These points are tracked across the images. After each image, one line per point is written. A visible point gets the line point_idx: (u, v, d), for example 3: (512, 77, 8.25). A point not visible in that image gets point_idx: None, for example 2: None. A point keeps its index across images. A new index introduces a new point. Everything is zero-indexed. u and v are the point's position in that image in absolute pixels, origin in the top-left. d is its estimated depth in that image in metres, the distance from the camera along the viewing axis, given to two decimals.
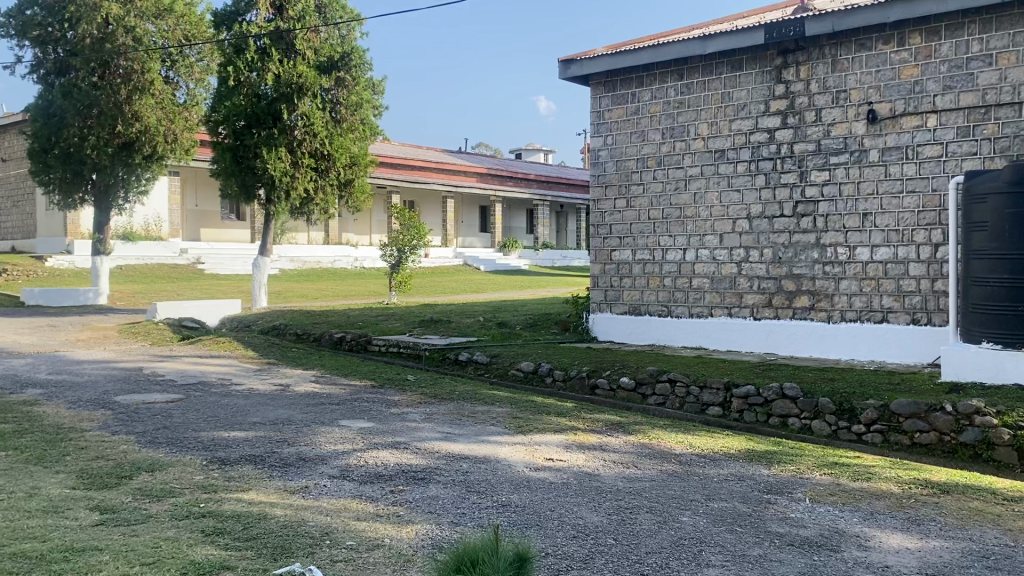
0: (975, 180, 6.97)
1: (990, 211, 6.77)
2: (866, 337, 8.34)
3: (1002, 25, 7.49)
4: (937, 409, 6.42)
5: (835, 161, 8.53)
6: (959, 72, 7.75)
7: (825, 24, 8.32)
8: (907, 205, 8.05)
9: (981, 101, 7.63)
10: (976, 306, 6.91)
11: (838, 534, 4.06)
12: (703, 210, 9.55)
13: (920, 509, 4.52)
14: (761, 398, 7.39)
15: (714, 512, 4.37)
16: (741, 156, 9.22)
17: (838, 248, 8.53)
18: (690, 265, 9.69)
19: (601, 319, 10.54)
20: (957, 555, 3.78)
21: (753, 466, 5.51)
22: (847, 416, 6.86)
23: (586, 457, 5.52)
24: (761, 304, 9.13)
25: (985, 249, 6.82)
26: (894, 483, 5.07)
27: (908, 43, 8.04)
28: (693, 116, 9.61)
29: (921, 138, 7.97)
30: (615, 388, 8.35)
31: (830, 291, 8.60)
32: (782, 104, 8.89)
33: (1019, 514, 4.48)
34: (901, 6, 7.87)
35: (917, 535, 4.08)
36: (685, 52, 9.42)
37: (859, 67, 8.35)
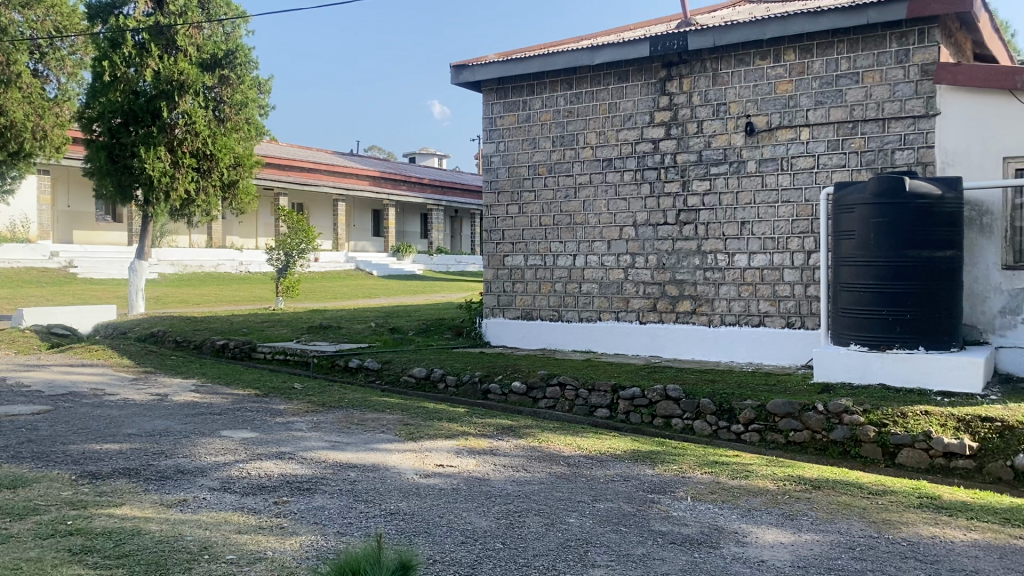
0: (843, 191, 7.34)
1: (858, 220, 7.14)
2: (744, 340, 8.67)
3: (868, 45, 7.96)
4: (809, 408, 6.74)
5: (716, 172, 8.85)
6: (829, 89, 8.19)
7: (707, 39, 8.62)
8: (782, 214, 8.44)
9: (849, 116, 8.08)
10: (845, 311, 7.30)
11: (717, 531, 4.20)
12: (592, 217, 9.73)
13: (793, 505, 4.73)
14: (646, 399, 7.59)
15: (600, 513, 4.45)
16: (627, 165, 9.44)
17: (718, 255, 8.86)
18: (580, 271, 9.85)
19: (491, 323, 10.58)
20: (827, 548, 3.98)
21: (638, 466, 5.64)
22: (726, 416, 7.12)
23: (476, 462, 5.52)
24: (646, 309, 9.38)
25: (852, 257, 7.21)
26: (770, 480, 5.29)
27: (784, 59, 8.43)
28: (582, 125, 9.78)
29: (795, 150, 8.37)
30: (505, 393, 8.39)
31: (711, 296, 8.92)
32: (666, 115, 9.17)
33: (882, 507, 4.75)
34: (777, 24, 8.24)
35: (790, 529, 4.27)
36: (574, 63, 9.55)
37: (738, 81, 8.71)
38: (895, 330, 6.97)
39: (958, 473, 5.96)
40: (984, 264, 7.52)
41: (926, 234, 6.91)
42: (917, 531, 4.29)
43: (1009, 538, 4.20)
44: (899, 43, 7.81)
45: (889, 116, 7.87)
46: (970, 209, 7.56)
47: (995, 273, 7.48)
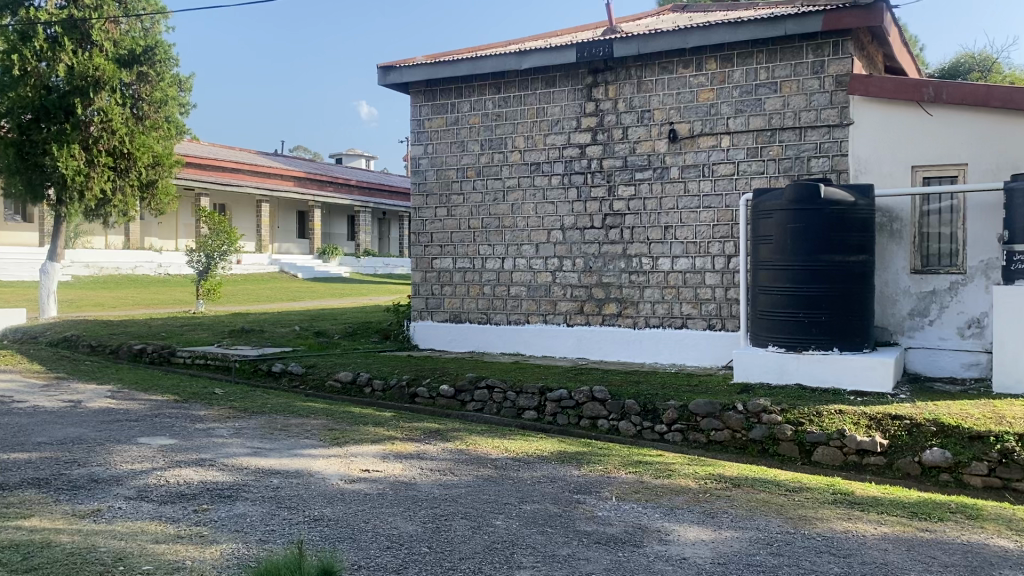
0: (762, 197, 7.55)
1: (775, 226, 7.36)
2: (668, 342, 8.84)
3: (785, 57, 8.22)
4: (730, 408, 6.92)
5: (641, 177, 9.01)
6: (749, 97, 8.42)
7: (631, 47, 8.76)
8: (704, 218, 8.64)
9: (767, 125, 8.32)
10: (764, 313, 7.51)
11: (640, 530, 4.28)
12: (520, 221, 9.79)
13: (714, 503, 4.84)
14: (572, 401, 7.67)
15: (526, 515, 4.48)
16: (555, 169, 9.53)
17: (643, 259, 9.01)
18: (508, 274, 9.89)
19: (418, 326, 10.53)
20: (746, 544, 4.09)
21: (564, 468, 5.69)
22: (650, 417, 7.25)
23: (403, 466, 5.49)
24: (573, 312, 9.48)
25: (770, 261, 7.42)
26: (692, 479, 5.40)
27: (706, 68, 8.64)
28: (510, 129, 9.83)
29: (716, 157, 8.58)
30: (433, 396, 8.36)
31: (636, 298, 9.06)
32: (592, 121, 9.28)
33: (799, 503, 4.91)
34: (699, 34, 8.43)
35: (710, 527, 4.37)
36: (502, 67, 9.58)
37: (662, 89, 8.89)
38: (810, 332, 7.22)
39: (870, 469, 6.19)
40: (894, 268, 7.84)
41: (840, 239, 7.17)
42: (831, 526, 4.44)
43: (915, 530, 4.39)
44: (815, 55, 8.07)
45: (806, 125, 8.13)
46: (882, 216, 7.88)
47: (904, 277, 7.80)
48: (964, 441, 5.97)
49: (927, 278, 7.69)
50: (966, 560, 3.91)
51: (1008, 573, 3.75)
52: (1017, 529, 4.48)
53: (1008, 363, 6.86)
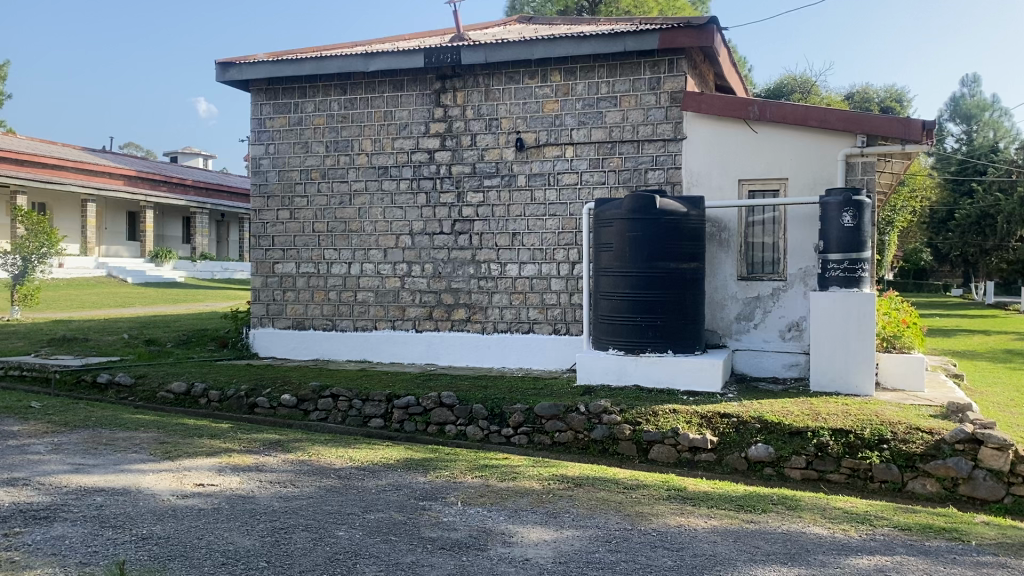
0: (603, 206, 7.79)
1: (616, 234, 7.61)
2: (515, 347, 8.98)
3: (624, 72, 8.56)
4: (573, 409, 7.11)
5: (488, 184, 9.11)
6: (591, 110, 8.70)
7: (478, 55, 8.83)
8: (549, 226, 8.85)
9: (608, 137, 8.63)
10: (605, 318, 7.76)
11: (485, 534, 4.31)
12: (366, 225, 9.65)
13: (557, 503, 4.96)
14: (420, 407, 7.63)
15: (369, 524, 4.42)
16: (403, 173, 9.48)
17: (491, 264, 9.11)
18: (355, 280, 9.72)
19: (259, 334, 10.15)
20: (586, 542, 4.21)
21: (410, 474, 5.66)
22: (497, 421, 7.34)
23: (240, 480, 5.29)
24: (422, 317, 9.44)
25: (611, 267, 7.68)
26: (536, 481, 5.51)
27: (550, 79, 8.86)
28: (357, 131, 9.69)
29: (561, 166, 8.81)
30: (274, 406, 8.10)
31: (484, 304, 9.15)
32: (440, 126, 9.30)
33: (636, 500, 5.11)
34: (544, 46, 8.60)
35: (553, 527, 4.47)
36: (347, 68, 9.39)
37: (509, 98, 9.04)
38: (649, 335, 7.55)
39: (702, 465, 6.53)
40: (723, 275, 8.31)
41: (675, 248, 7.52)
42: (666, 521, 4.65)
43: (741, 522, 4.67)
44: (652, 71, 8.45)
45: (644, 138, 8.50)
46: (712, 225, 8.33)
47: (732, 284, 8.28)
48: (785, 436, 6.40)
49: (753, 284, 8.20)
50: (786, 548, 4.20)
51: (822, 558, 4.05)
52: (830, 517, 4.86)
53: (823, 364, 7.44)
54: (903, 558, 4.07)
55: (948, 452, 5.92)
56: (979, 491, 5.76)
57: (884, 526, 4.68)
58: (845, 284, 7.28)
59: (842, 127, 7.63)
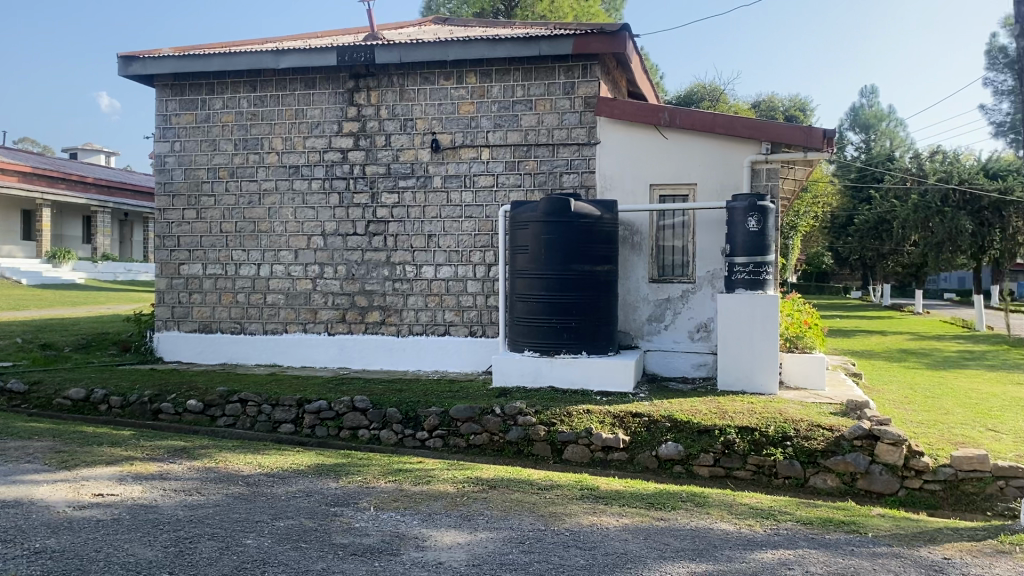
0: (519, 209, 7.81)
1: (531, 236, 7.65)
2: (431, 349, 8.94)
3: (540, 76, 8.63)
4: (488, 412, 7.11)
5: (403, 185, 9.04)
6: (507, 113, 8.73)
7: (393, 55, 8.74)
8: (465, 228, 8.84)
9: (524, 140, 8.68)
10: (520, 320, 7.80)
11: (397, 539, 4.27)
12: (277, 225, 9.44)
13: (471, 506, 4.94)
14: (332, 412, 7.51)
15: (278, 532, 4.32)
16: (315, 173, 9.32)
17: (406, 267, 9.04)
18: (265, 281, 9.49)
19: (163, 337, 9.80)
20: (499, 544, 4.21)
21: (322, 481, 5.56)
22: (411, 424, 7.28)
23: (142, 489, 5.09)
24: (335, 320, 9.29)
25: (527, 270, 7.71)
26: (450, 484, 5.49)
27: (466, 81, 8.85)
28: (267, 129, 9.47)
29: (476, 168, 8.81)
30: (180, 412, 7.86)
31: (399, 306, 9.07)
32: (354, 126, 9.19)
33: (550, 501, 5.14)
34: (459, 47, 8.58)
35: (467, 530, 4.46)
36: (258, 65, 9.12)
37: (424, 98, 8.99)
38: (563, 336, 7.63)
39: (614, 464, 6.63)
40: (635, 278, 8.45)
41: (589, 250, 7.62)
42: (579, 521, 4.70)
43: (652, 520, 4.76)
44: (566, 76, 8.55)
45: (558, 142, 8.58)
46: (624, 229, 8.47)
47: (644, 286, 8.43)
48: (694, 434, 6.56)
49: (664, 286, 8.37)
50: (695, 544, 4.30)
51: (729, 553, 4.16)
52: (736, 512, 4.99)
53: (730, 364, 7.65)
54: (804, 551, 4.21)
55: (846, 448, 6.18)
56: (875, 485, 6.02)
57: (787, 520, 4.84)
58: (750, 287, 7.50)
59: (747, 135, 7.88)
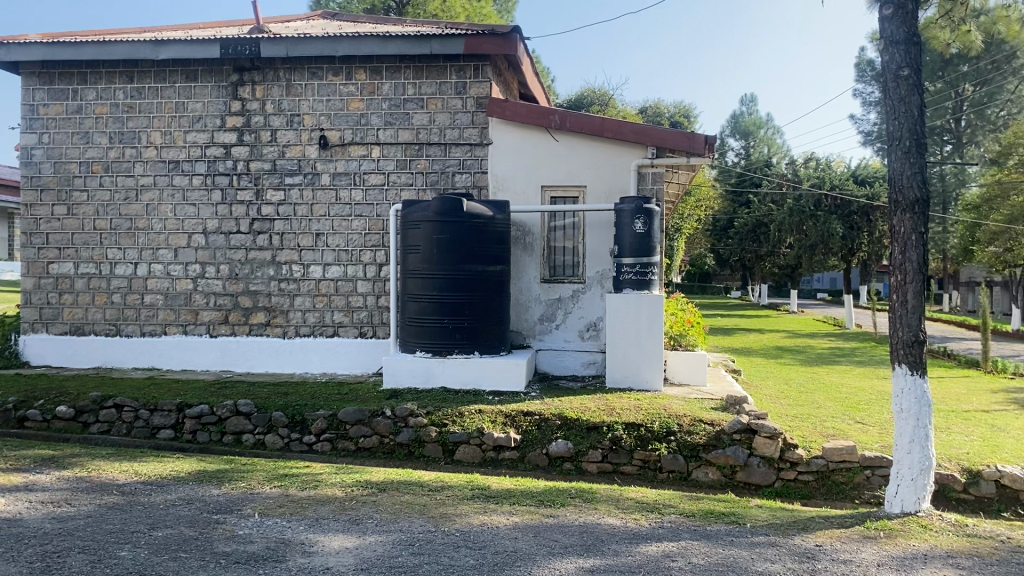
0: (410, 208, 7.72)
1: (423, 236, 7.57)
2: (319, 351, 8.76)
3: (430, 74, 8.59)
4: (378, 414, 7.02)
5: (290, 182, 8.83)
6: (397, 111, 8.64)
7: (280, 48, 8.46)
8: (355, 227, 8.71)
9: (415, 138, 8.61)
10: (411, 320, 7.73)
11: (283, 545, 4.16)
12: (156, 222, 9.05)
13: (359, 510, 4.86)
14: (214, 416, 7.25)
15: (156, 542, 4.13)
16: (196, 169, 8.98)
17: (293, 266, 8.83)
18: (142, 281, 9.08)
19: (30, 340, 9.22)
20: (389, 547, 4.16)
21: (204, 487, 5.36)
22: (298, 428, 7.10)
23: (5, 502, 4.77)
24: (217, 321, 8.98)
25: (418, 270, 7.63)
26: (338, 488, 5.38)
27: (355, 78, 8.72)
28: (144, 122, 9.06)
29: (366, 166, 8.70)
30: (48, 419, 7.43)
31: (286, 307, 8.85)
32: (238, 121, 8.91)
33: (440, 502, 5.12)
34: (348, 43, 8.39)
35: (355, 534, 4.39)
36: (134, 55, 8.67)
37: (311, 94, 8.80)
38: (455, 337, 7.62)
39: (505, 463, 6.67)
40: (527, 278, 8.52)
41: (481, 250, 7.62)
42: (468, 521, 4.69)
43: (541, 517, 4.80)
44: (458, 75, 8.54)
45: (450, 142, 8.56)
46: (516, 229, 8.52)
47: (535, 286, 8.51)
48: (583, 432, 6.66)
49: (555, 286, 8.47)
50: (583, 540, 4.36)
51: (615, 547, 4.25)
52: (622, 507, 5.10)
53: (617, 362, 7.81)
54: (687, 543, 4.34)
55: (727, 442, 6.40)
56: (753, 477, 6.26)
57: (671, 513, 4.98)
58: (637, 286, 7.69)
59: (634, 139, 8.09)
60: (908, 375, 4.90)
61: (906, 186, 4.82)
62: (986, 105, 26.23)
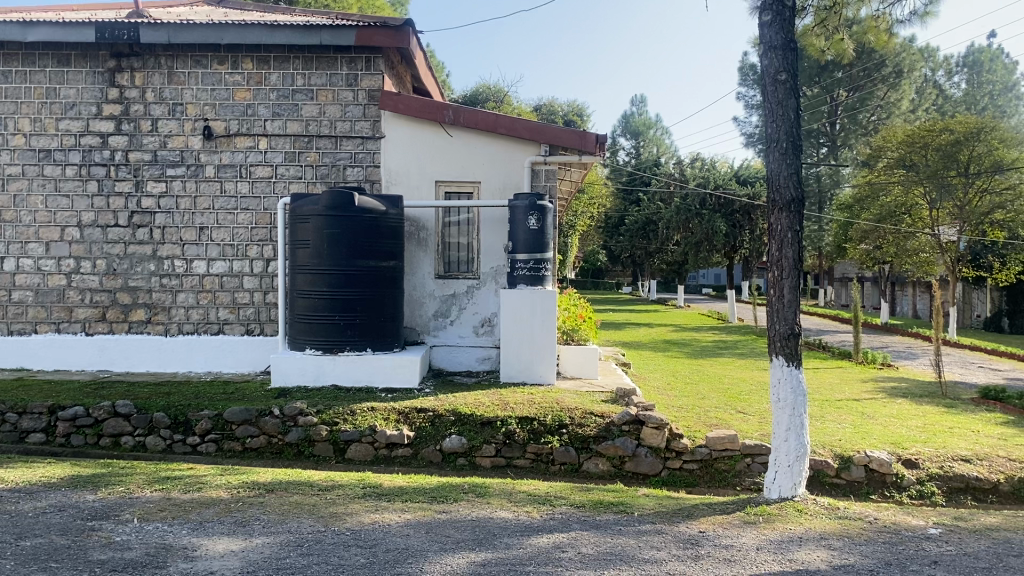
0: (299, 202, 7.54)
1: (312, 231, 7.40)
2: (203, 349, 8.46)
3: (321, 65, 8.41)
4: (266, 413, 6.83)
5: (172, 174, 8.49)
6: (286, 102, 8.44)
7: (161, 34, 8.10)
8: (241, 221, 8.46)
9: (304, 131, 8.43)
10: (301, 317, 7.56)
11: (164, 551, 4.00)
12: (25, 215, 8.54)
13: (245, 511, 4.73)
14: (90, 419, 6.90)
15: (23, 553, 3.90)
16: (70, 158, 8.52)
17: (175, 261, 8.50)
18: (10, 276, 8.54)
19: None
20: (276, 549, 4.06)
21: (77, 493, 5.09)
22: (181, 429, 6.85)
23: None
24: (93, 319, 8.55)
25: (307, 265, 7.46)
26: (224, 489, 5.22)
27: (242, 67, 8.46)
28: (11, 108, 8.52)
29: (253, 158, 8.45)
30: None
31: (168, 304, 8.52)
32: (116, 109, 8.50)
33: (330, 501, 5.03)
34: (234, 31, 8.11)
35: (241, 536, 4.26)
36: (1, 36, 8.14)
37: (194, 83, 8.48)
38: (346, 334, 7.50)
39: (398, 460, 6.62)
40: (421, 274, 8.47)
41: (372, 246, 7.52)
42: (359, 520, 4.63)
43: (434, 513, 4.79)
44: (349, 67, 8.39)
45: (341, 134, 8.42)
46: (410, 225, 8.45)
47: (429, 282, 8.47)
48: (477, 427, 6.68)
49: (449, 282, 8.46)
50: (475, 534, 4.38)
51: (507, 540, 4.28)
52: (515, 500, 5.14)
53: (511, 356, 7.86)
54: (577, 533, 4.42)
55: (616, 433, 6.54)
56: (642, 467, 6.43)
57: (562, 505, 5.05)
58: (531, 282, 7.75)
59: (528, 136, 8.18)
60: (785, 367, 5.13)
61: (783, 186, 5.04)
62: (859, 110, 27.75)
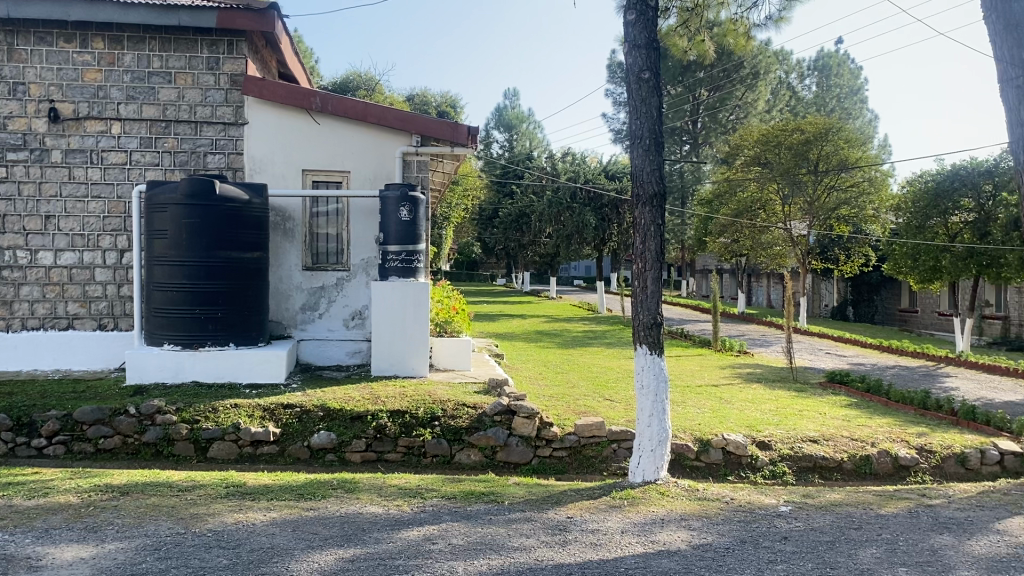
0: (155, 189, 7.18)
1: (170, 220, 7.07)
2: (50, 345, 7.92)
3: (179, 47, 8.03)
4: (120, 413, 6.49)
5: (13, 158, 7.93)
6: (140, 84, 8.01)
7: None
8: (91, 210, 7.99)
9: (161, 115, 8.03)
10: (158, 311, 7.22)
11: (4, 561, 3.73)
12: None
13: (97, 516, 4.48)
14: None
15: None
16: None
17: (17, 252, 7.93)
18: None
19: None
20: (131, 554, 3.86)
21: None
22: (25, 431, 6.42)
23: None
24: None
25: (166, 256, 7.13)
26: (73, 494, 4.92)
27: (91, 46, 7.96)
28: None
29: (105, 143, 7.99)
30: None
31: (9, 297, 7.94)
32: None
33: (190, 502, 4.84)
34: (83, 7, 7.63)
35: (92, 542, 4.03)
36: None
37: (38, 61, 7.92)
38: (208, 328, 7.22)
39: (264, 458, 6.43)
40: (287, 266, 8.24)
41: (236, 236, 7.26)
42: (222, 520, 4.46)
43: (301, 511, 4.69)
44: (209, 50, 8.06)
45: (201, 120, 8.07)
46: (276, 215, 8.22)
47: (296, 274, 8.25)
48: (346, 421, 6.58)
49: (317, 274, 8.27)
50: (343, 530, 4.31)
51: (377, 535, 4.24)
52: (385, 494, 5.10)
53: (383, 349, 7.78)
54: (448, 524, 4.43)
55: (488, 424, 6.59)
56: (513, 456, 6.53)
57: (432, 497, 5.04)
58: (402, 274, 7.68)
59: (398, 126, 8.11)
60: (648, 354, 5.31)
61: (646, 181, 5.20)
62: (719, 109, 28.90)
